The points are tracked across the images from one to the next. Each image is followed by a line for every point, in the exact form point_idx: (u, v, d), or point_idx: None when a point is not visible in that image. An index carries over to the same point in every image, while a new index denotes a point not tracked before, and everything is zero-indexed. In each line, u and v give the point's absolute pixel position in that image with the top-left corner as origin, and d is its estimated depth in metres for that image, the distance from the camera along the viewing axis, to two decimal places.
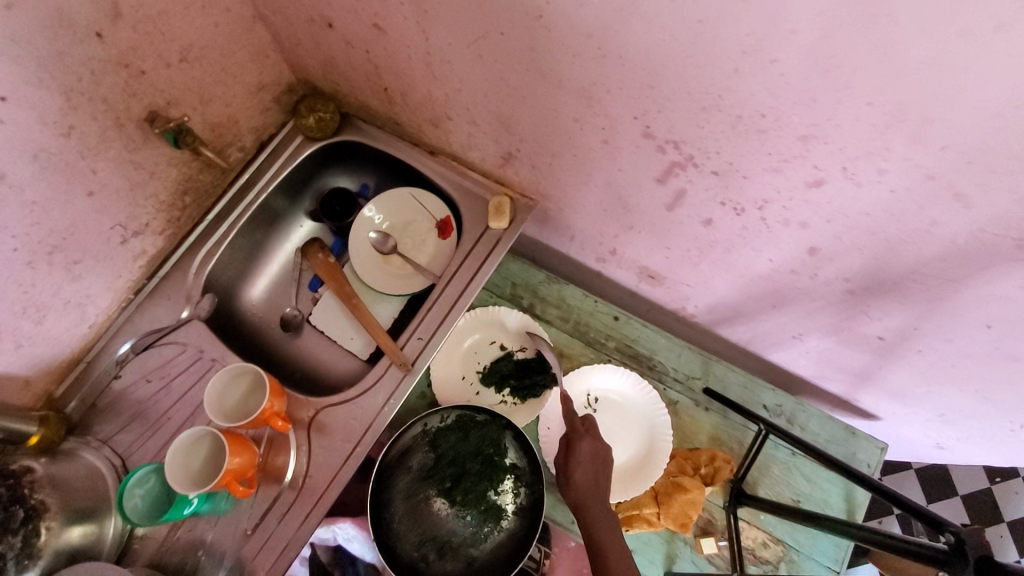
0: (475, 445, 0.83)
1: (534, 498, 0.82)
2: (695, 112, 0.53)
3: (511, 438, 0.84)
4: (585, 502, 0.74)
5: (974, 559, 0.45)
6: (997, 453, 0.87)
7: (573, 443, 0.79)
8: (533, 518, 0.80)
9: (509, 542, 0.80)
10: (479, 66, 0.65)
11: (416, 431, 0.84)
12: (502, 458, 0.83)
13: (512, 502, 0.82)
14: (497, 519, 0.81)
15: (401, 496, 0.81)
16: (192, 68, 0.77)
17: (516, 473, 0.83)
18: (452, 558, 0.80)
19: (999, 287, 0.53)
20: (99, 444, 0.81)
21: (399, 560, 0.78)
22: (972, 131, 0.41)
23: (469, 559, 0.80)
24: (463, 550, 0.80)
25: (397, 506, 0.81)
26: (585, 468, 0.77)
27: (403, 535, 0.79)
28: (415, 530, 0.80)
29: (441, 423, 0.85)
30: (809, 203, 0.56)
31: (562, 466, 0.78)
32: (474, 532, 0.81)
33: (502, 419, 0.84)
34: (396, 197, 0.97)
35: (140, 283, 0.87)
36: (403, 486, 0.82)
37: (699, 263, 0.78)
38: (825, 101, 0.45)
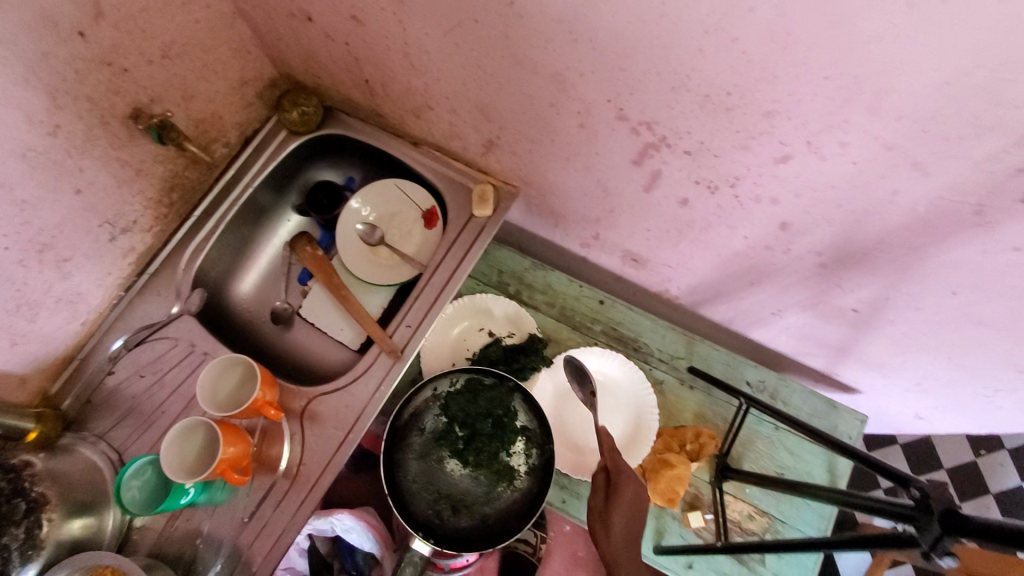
0: (485, 407, 0.84)
1: (545, 459, 0.83)
2: (665, 93, 0.54)
3: (522, 400, 0.86)
4: (621, 555, 0.72)
5: (939, 513, 0.47)
6: (974, 420, 0.90)
7: (615, 488, 0.75)
8: (544, 477, 0.82)
9: (522, 501, 0.82)
10: (456, 55, 0.67)
11: (426, 395, 0.86)
12: (513, 420, 0.85)
13: (524, 463, 0.84)
14: (510, 478, 0.83)
15: (414, 456, 0.83)
16: (174, 64, 0.78)
17: (527, 434, 0.85)
18: (466, 516, 0.82)
19: (961, 254, 0.55)
20: (95, 439, 0.82)
21: (414, 517, 0.80)
22: (924, 101, 0.42)
23: (483, 517, 0.82)
24: (477, 508, 0.82)
25: (410, 466, 0.83)
26: (625, 518, 0.73)
27: (417, 494, 0.81)
28: (430, 488, 0.82)
29: (451, 387, 0.86)
30: (778, 178, 0.57)
31: (600, 509, 0.75)
32: (488, 490, 0.82)
33: (512, 382, 0.86)
34: (382, 188, 0.98)
35: (130, 280, 0.88)
36: (416, 446, 0.84)
37: (678, 243, 0.80)
38: (786, 77, 0.46)
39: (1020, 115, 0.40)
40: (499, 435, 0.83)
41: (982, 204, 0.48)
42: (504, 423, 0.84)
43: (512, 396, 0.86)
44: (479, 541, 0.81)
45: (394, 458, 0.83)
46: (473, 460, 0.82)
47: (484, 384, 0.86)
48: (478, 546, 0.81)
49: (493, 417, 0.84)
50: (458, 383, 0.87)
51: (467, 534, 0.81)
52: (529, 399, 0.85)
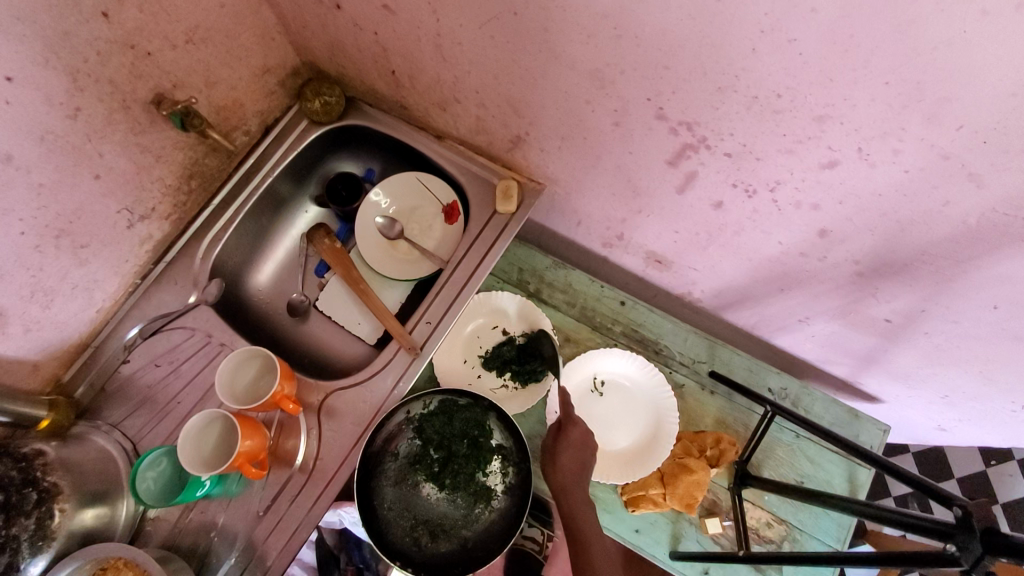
0: (459, 428, 0.84)
1: (522, 477, 0.84)
2: (710, 93, 0.53)
3: (495, 417, 0.86)
4: (568, 487, 0.79)
5: (980, 532, 0.46)
6: (997, 434, 0.89)
7: (564, 429, 0.83)
8: (522, 495, 0.83)
9: (501, 520, 0.82)
10: (491, 47, 0.65)
11: (400, 417, 0.85)
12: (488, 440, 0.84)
13: (501, 482, 0.84)
14: (487, 499, 0.83)
15: (389, 482, 0.82)
16: (198, 50, 0.77)
17: (502, 453, 0.85)
18: (445, 540, 0.82)
19: (1007, 267, 0.53)
20: (109, 428, 0.81)
21: (392, 545, 0.80)
22: (987, 110, 0.41)
23: (462, 541, 0.82)
24: (456, 532, 0.82)
25: (385, 494, 0.82)
26: (570, 453, 0.81)
27: (393, 523, 0.81)
28: (406, 516, 0.81)
29: (425, 407, 0.86)
30: (821, 184, 0.56)
31: (550, 447, 0.82)
32: (465, 513, 0.82)
33: (485, 402, 0.86)
34: (403, 181, 0.97)
35: (147, 268, 0.87)
36: (390, 472, 0.83)
37: (707, 246, 0.78)
38: (842, 80, 0.45)
39: None
40: (474, 457, 0.83)
41: None
42: (480, 444, 0.83)
43: (486, 415, 0.85)
44: (460, 564, 0.81)
45: (369, 485, 0.82)
46: (448, 484, 0.82)
47: (457, 405, 0.86)
48: (458, 568, 0.81)
49: (467, 439, 0.84)
50: (432, 404, 0.86)
51: (447, 558, 0.81)
52: (503, 418, 0.85)
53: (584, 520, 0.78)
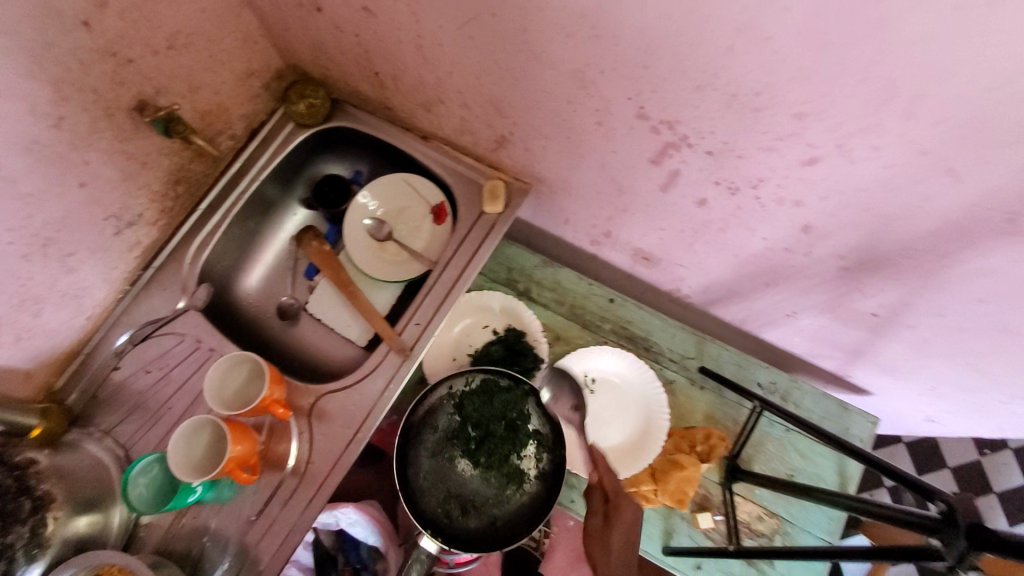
0: (500, 408, 0.83)
1: (557, 463, 0.81)
2: (690, 91, 0.53)
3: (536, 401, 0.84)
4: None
5: (965, 527, 0.45)
6: (986, 425, 0.89)
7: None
8: (556, 482, 0.80)
9: (531, 505, 0.80)
10: (471, 49, 0.65)
11: (442, 392, 0.85)
12: (526, 424, 0.83)
13: (535, 467, 0.81)
14: (520, 482, 0.80)
15: (426, 454, 0.82)
16: (180, 55, 0.76)
17: (540, 438, 0.83)
18: (475, 517, 0.79)
19: (989, 261, 0.53)
20: (101, 435, 0.81)
21: (422, 516, 0.79)
22: (961, 107, 0.40)
23: (491, 520, 0.79)
24: (486, 511, 0.79)
25: (421, 464, 0.81)
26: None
27: (426, 493, 0.80)
28: (439, 488, 0.80)
29: (467, 383, 0.85)
30: (803, 181, 0.56)
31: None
32: (497, 493, 0.80)
33: (528, 385, 0.85)
34: (390, 183, 0.97)
35: (136, 274, 0.87)
36: (428, 444, 0.83)
37: (693, 243, 0.78)
38: (819, 78, 0.44)
39: None
40: (512, 438, 0.82)
41: (1017, 213, 0.46)
42: (517, 427, 0.82)
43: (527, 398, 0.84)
44: (487, 545, 0.78)
45: (406, 455, 0.82)
46: (484, 460, 0.81)
47: (499, 385, 0.85)
48: (485, 548, 0.78)
49: (506, 420, 0.83)
50: (473, 383, 0.86)
51: (475, 537, 0.78)
52: (543, 401, 0.83)
53: None
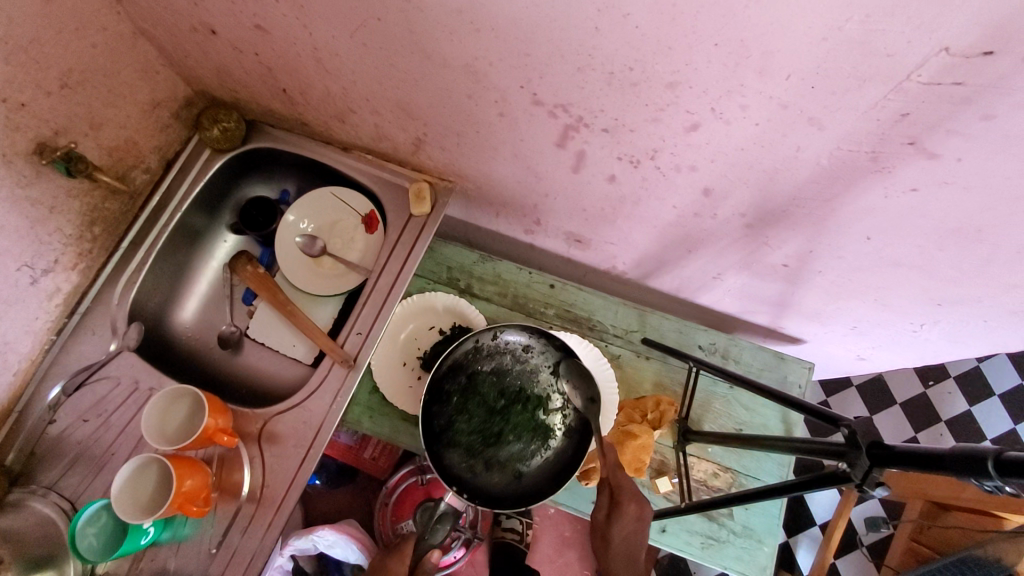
0: (528, 365, 0.86)
1: (582, 421, 0.83)
2: (572, 73, 0.55)
3: (563, 359, 0.85)
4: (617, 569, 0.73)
5: (866, 447, 0.48)
6: (909, 355, 0.95)
7: (617, 504, 0.73)
8: (581, 439, 0.82)
9: (556, 460, 0.81)
10: (367, 56, 0.66)
11: (467, 347, 0.86)
12: (555, 383, 0.85)
13: (561, 423, 0.83)
14: (546, 437, 0.83)
15: (454, 410, 0.84)
16: (76, 94, 0.75)
17: (568, 394, 0.84)
18: (499, 472, 0.81)
19: (867, 200, 0.57)
20: (45, 490, 0.77)
21: (447, 469, 0.80)
22: (805, 59, 0.44)
23: (517, 474, 0.81)
24: (511, 465, 0.82)
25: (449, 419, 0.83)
26: (625, 531, 0.73)
27: (453, 447, 0.82)
28: (467, 443, 0.82)
29: (494, 342, 0.86)
30: (692, 147, 0.59)
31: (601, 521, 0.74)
32: (523, 447, 0.82)
33: (557, 342, 0.85)
34: (318, 198, 0.96)
35: (61, 322, 0.84)
36: (455, 399, 0.84)
37: (615, 220, 0.81)
38: (679, 48, 0.47)
39: (895, 60, 0.41)
40: (540, 392, 0.85)
41: (876, 150, 0.50)
42: (545, 383, 0.85)
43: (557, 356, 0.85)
44: (511, 499, 0.80)
45: (435, 411, 0.83)
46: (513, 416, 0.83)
47: (528, 345, 0.86)
48: (509, 501, 0.80)
49: (534, 377, 0.86)
50: (500, 338, 0.86)
51: (498, 490, 0.80)
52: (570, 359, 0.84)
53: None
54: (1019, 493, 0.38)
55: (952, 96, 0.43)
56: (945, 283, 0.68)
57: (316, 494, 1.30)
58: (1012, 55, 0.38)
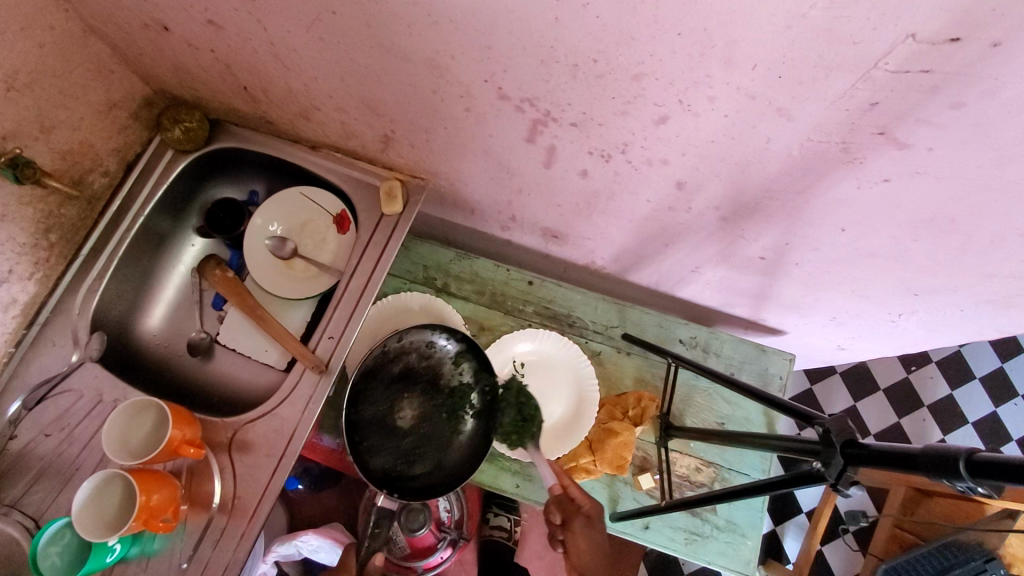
0: (434, 359, 0.85)
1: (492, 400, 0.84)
2: (536, 66, 0.53)
3: (465, 348, 0.85)
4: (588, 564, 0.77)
5: (840, 445, 0.47)
6: (888, 345, 0.95)
7: (570, 520, 0.78)
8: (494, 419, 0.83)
9: (472, 442, 0.82)
10: (326, 50, 0.63)
11: (376, 354, 0.82)
12: (461, 371, 0.84)
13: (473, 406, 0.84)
14: (461, 423, 0.83)
15: (369, 412, 0.81)
16: (23, 96, 0.71)
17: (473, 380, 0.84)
18: (422, 463, 0.81)
19: (840, 191, 0.56)
20: (6, 509, 0.74)
21: (374, 474, 0.78)
22: (770, 48, 0.42)
23: (438, 463, 0.81)
24: (432, 454, 0.81)
25: (364, 426, 0.80)
26: (583, 540, 0.77)
27: (373, 451, 0.79)
28: (387, 442, 0.80)
29: (400, 344, 0.84)
30: (662, 140, 0.57)
31: (580, 528, 0.78)
32: (442, 436, 0.82)
33: (458, 333, 0.85)
34: (287, 199, 0.94)
35: (19, 334, 0.80)
36: (370, 406, 0.81)
37: (590, 215, 0.80)
38: (643, 38, 0.45)
39: (861, 48, 0.40)
40: (449, 383, 0.84)
41: (847, 141, 0.49)
42: (451, 373, 0.84)
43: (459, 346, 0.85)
44: (440, 485, 0.80)
45: (351, 418, 0.80)
46: (428, 407, 0.83)
47: (431, 341, 0.84)
48: (440, 489, 0.80)
49: (440, 368, 0.85)
50: (404, 339, 0.84)
51: (427, 480, 0.80)
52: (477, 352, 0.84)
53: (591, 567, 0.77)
54: (991, 494, 0.38)
55: (920, 85, 0.41)
56: (922, 274, 0.67)
57: (300, 499, 1.28)
58: (978, 42, 0.37)
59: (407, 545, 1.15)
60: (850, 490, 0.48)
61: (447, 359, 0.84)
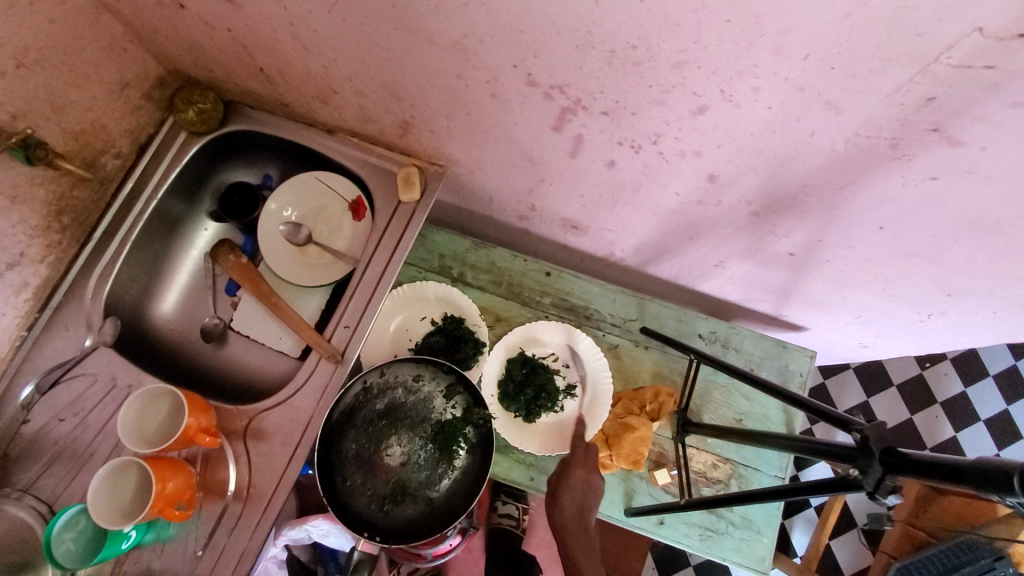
0: (422, 393, 0.83)
1: (485, 433, 0.82)
2: (570, 52, 0.50)
3: (454, 381, 0.83)
4: (568, 525, 0.78)
5: (879, 453, 0.46)
6: (912, 344, 0.93)
7: (566, 472, 0.82)
8: (487, 452, 0.81)
9: (464, 479, 0.80)
10: (347, 32, 0.61)
11: (357, 389, 0.81)
12: (451, 404, 0.83)
13: (464, 441, 0.81)
14: (451, 459, 0.80)
15: (351, 451, 0.78)
16: (35, 74, 0.69)
17: (463, 414, 0.82)
18: (410, 503, 0.78)
19: (882, 188, 0.54)
20: (20, 493, 0.74)
21: (357, 516, 0.76)
22: (826, 37, 0.40)
23: (428, 502, 0.79)
24: (421, 493, 0.78)
25: (345, 465, 0.78)
26: (573, 497, 0.80)
27: (355, 492, 0.77)
28: (371, 483, 0.77)
29: (383, 378, 0.82)
30: (698, 131, 0.55)
31: (552, 488, 0.81)
32: (430, 474, 0.79)
33: (447, 364, 0.84)
34: (302, 183, 0.92)
35: (32, 317, 0.79)
36: (351, 444, 0.79)
37: (613, 206, 0.77)
38: (688, 24, 0.43)
39: (925, 40, 0.37)
40: (438, 417, 0.82)
41: (897, 137, 0.47)
42: (441, 407, 0.82)
43: (448, 379, 0.84)
44: (428, 526, 0.77)
45: (332, 457, 0.77)
46: (415, 444, 0.80)
47: (417, 374, 0.83)
48: (428, 530, 0.77)
49: (428, 403, 0.83)
50: (388, 372, 0.83)
51: (415, 520, 0.78)
52: (467, 386, 0.82)
53: (569, 522, 0.78)
54: None
55: (983, 81, 0.39)
56: (958, 274, 0.65)
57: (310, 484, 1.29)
58: None
59: None
60: (889, 501, 0.47)
61: (435, 393, 0.83)
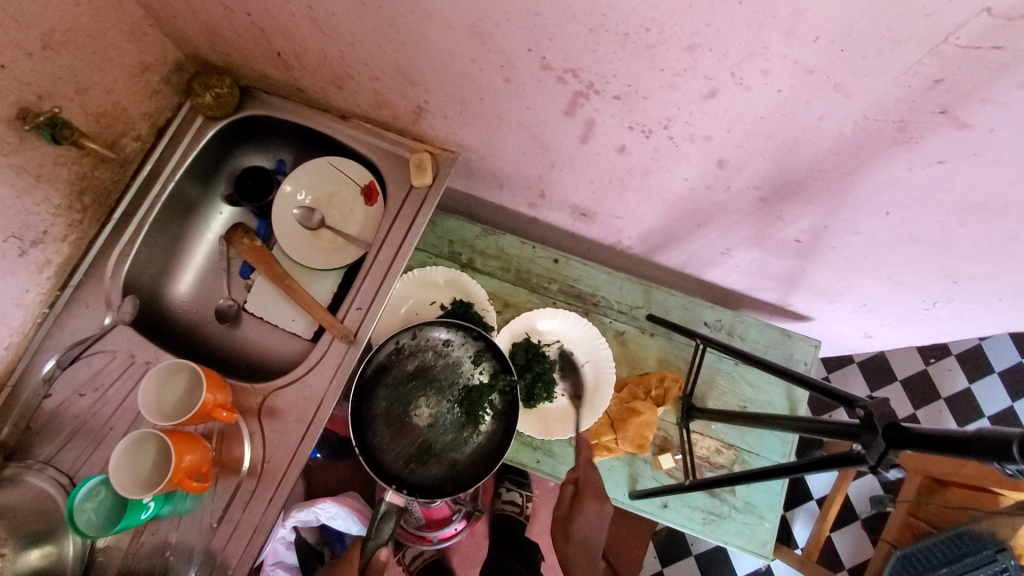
0: (450, 358, 0.85)
1: (510, 401, 0.83)
2: (584, 35, 0.52)
3: (482, 348, 0.85)
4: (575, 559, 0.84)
5: (882, 428, 0.47)
6: (916, 333, 0.94)
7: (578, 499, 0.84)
8: (511, 420, 0.82)
9: (487, 444, 0.81)
10: (364, 15, 0.62)
11: (390, 349, 0.83)
12: (478, 370, 0.84)
13: (489, 408, 0.83)
14: (476, 424, 0.82)
15: (380, 409, 0.81)
16: (60, 55, 0.71)
17: (489, 380, 0.84)
18: (435, 463, 0.80)
19: (889, 172, 0.55)
20: (42, 465, 0.76)
21: (385, 471, 0.78)
22: (834, 18, 0.41)
23: (452, 464, 0.81)
24: (446, 455, 0.81)
25: (375, 422, 0.80)
26: (583, 528, 0.83)
27: (383, 448, 0.79)
28: (399, 441, 0.80)
29: (414, 341, 0.84)
30: (708, 115, 0.56)
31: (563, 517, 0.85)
32: (455, 436, 0.81)
33: (476, 330, 0.85)
34: (316, 168, 0.93)
35: (53, 295, 0.81)
36: (381, 401, 0.81)
37: (622, 192, 0.79)
38: (702, 7, 0.44)
39: (933, 21, 0.38)
40: (466, 382, 0.84)
41: (904, 119, 0.48)
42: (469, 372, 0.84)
43: (477, 346, 0.85)
44: (452, 486, 0.79)
45: (363, 413, 0.80)
46: (443, 406, 0.82)
47: (447, 339, 0.85)
48: (451, 490, 0.79)
49: (457, 368, 0.85)
50: (419, 335, 0.84)
51: (438, 480, 0.80)
52: (495, 354, 0.84)
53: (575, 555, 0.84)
54: None
55: (989, 62, 0.40)
56: (963, 260, 0.66)
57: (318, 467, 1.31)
58: None
59: (421, 516, 1.18)
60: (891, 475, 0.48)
61: (463, 358, 0.84)
